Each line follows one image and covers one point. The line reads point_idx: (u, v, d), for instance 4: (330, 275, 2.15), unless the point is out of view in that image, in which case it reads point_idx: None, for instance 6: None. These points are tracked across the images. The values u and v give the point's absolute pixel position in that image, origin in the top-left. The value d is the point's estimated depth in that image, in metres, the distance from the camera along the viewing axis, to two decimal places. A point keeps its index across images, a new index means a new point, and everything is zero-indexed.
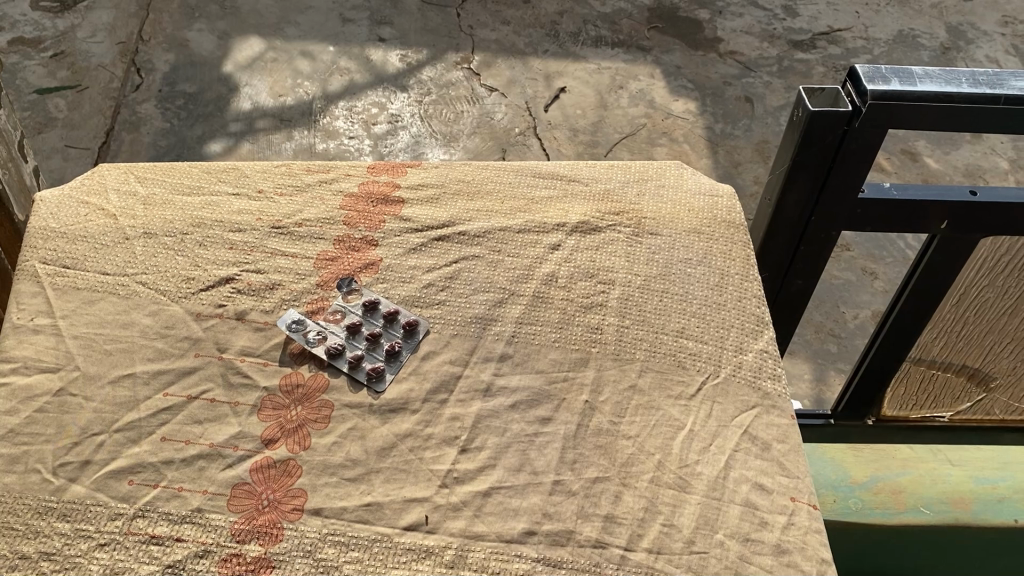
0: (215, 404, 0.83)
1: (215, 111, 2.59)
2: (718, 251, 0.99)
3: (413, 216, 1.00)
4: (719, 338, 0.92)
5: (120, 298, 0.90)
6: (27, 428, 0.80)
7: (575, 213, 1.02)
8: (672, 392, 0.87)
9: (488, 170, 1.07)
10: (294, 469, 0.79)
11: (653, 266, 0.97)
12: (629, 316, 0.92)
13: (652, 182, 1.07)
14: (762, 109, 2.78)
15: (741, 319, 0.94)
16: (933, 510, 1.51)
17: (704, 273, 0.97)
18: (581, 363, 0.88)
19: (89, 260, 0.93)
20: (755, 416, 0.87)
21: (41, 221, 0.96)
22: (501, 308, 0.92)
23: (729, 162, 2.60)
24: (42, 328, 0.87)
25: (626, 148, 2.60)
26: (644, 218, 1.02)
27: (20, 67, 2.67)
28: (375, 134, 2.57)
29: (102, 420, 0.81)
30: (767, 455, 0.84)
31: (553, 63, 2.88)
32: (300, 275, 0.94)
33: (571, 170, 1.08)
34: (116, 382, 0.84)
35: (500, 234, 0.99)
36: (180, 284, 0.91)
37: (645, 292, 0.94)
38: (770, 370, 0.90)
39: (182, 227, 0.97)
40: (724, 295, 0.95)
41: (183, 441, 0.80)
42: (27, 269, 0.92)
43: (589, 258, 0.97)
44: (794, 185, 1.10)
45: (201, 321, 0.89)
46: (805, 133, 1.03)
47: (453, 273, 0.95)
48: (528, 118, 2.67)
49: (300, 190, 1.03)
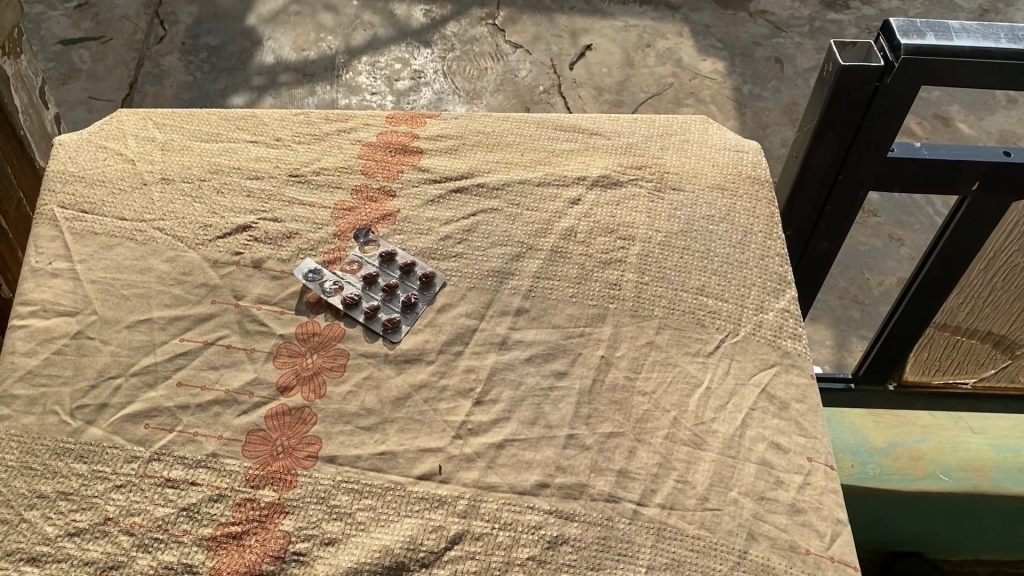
0: (231, 350, 0.83)
1: (237, 64, 2.57)
2: (742, 208, 0.96)
3: (431, 167, 0.98)
4: (739, 296, 0.90)
5: (138, 244, 0.88)
6: (47, 370, 0.81)
7: (596, 166, 0.98)
8: (690, 349, 0.86)
9: (508, 121, 1.04)
10: (309, 416, 0.80)
11: (674, 222, 0.94)
12: (648, 273, 0.90)
13: (677, 136, 1.02)
14: (792, 71, 2.73)
15: (764, 277, 0.91)
16: (953, 477, 1.49)
17: (727, 230, 0.94)
18: (599, 318, 0.87)
19: (108, 204, 0.91)
20: (774, 374, 0.86)
21: (59, 164, 0.94)
22: (519, 262, 0.90)
23: (756, 125, 2.56)
24: (60, 272, 0.86)
25: (652, 107, 2.57)
26: (668, 172, 0.98)
27: (44, 17, 2.66)
28: (398, 90, 2.54)
29: (119, 364, 0.81)
30: (785, 414, 0.83)
31: (579, 20, 2.83)
32: (317, 225, 0.92)
33: (593, 123, 1.04)
34: (132, 327, 0.83)
35: (520, 187, 0.96)
36: (196, 230, 0.90)
37: (665, 248, 0.92)
38: (790, 330, 0.89)
39: (199, 174, 0.95)
40: (747, 253, 0.93)
41: (199, 386, 0.81)
42: (45, 213, 0.90)
43: (609, 213, 0.94)
44: (822, 143, 1.07)
45: (218, 268, 0.87)
46: (836, 90, 1.00)
47: (471, 226, 0.93)
48: (553, 76, 2.63)
49: (318, 139, 1.00)
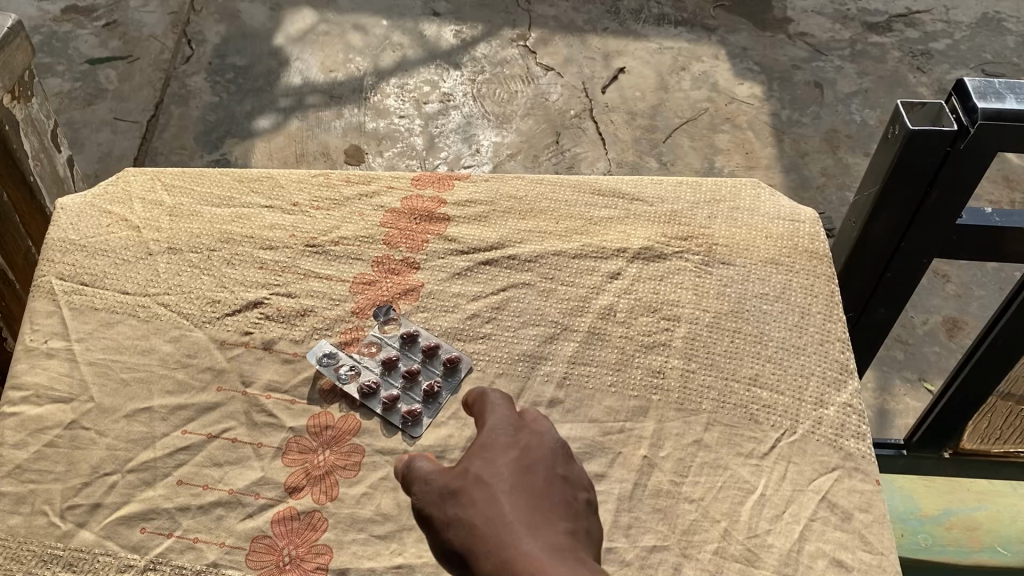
0: (237, 445, 0.76)
1: (264, 86, 2.45)
2: (799, 285, 0.87)
3: (459, 236, 0.90)
4: (796, 388, 0.81)
5: (140, 322, 0.82)
6: (36, 464, 0.74)
7: (638, 236, 0.90)
8: (742, 450, 0.77)
9: (543, 184, 0.96)
10: (319, 522, 0.72)
11: (724, 302, 0.85)
12: (696, 359, 0.82)
13: (726, 202, 0.94)
14: (832, 97, 2.54)
15: (823, 366, 0.83)
16: (1014, 550, 1.39)
17: (783, 311, 0.85)
18: (640, 412, 0.79)
19: (110, 276, 0.84)
20: (836, 480, 0.77)
21: (60, 231, 0.88)
22: (553, 345, 0.82)
23: (794, 152, 2.38)
24: (55, 352, 0.80)
25: (686, 134, 2.41)
26: (717, 244, 0.90)
27: (72, 37, 2.57)
28: (426, 115, 2.40)
29: (115, 458, 0.74)
30: (848, 526, 0.74)
31: (612, 42, 2.67)
32: (334, 301, 0.85)
33: (634, 186, 0.96)
34: (131, 416, 0.77)
35: (555, 259, 0.88)
36: (204, 307, 0.83)
37: (714, 331, 0.83)
38: (853, 428, 0.80)
39: (209, 243, 0.88)
40: (804, 337, 0.84)
41: (201, 486, 0.73)
42: (43, 284, 0.84)
43: (652, 290, 0.86)
44: (884, 207, 0.98)
45: (225, 350, 0.81)
46: (902, 154, 0.92)
47: (501, 303, 0.85)
48: (584, 100, 2.47)
49: (338, 204, 0.93)
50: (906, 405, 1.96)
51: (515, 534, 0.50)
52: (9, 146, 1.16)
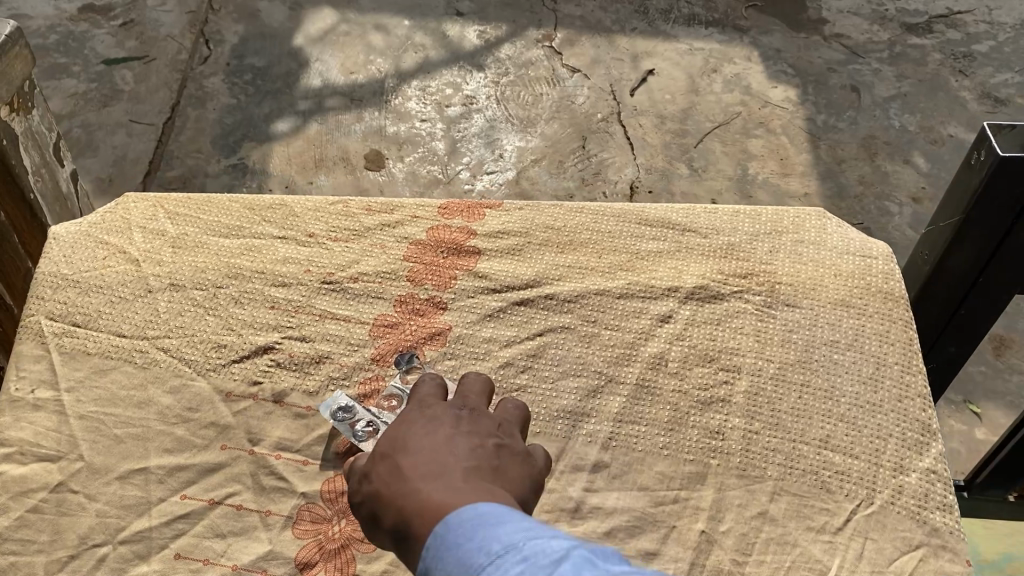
0: (242, 513, 0.67)
1: (284, 87, 2.17)
2: (873, 331, 0.78)
3: (491, 273, 0.81)
4: (873, 451, 0.72)
5: (137, 369, 0.74)
6: (18, 534, 0.66)
7: (691, 273, 0.81)
8: (812, 524, 0.68)
9: (584, 214, 0.87)
10: None
11: (789, 350, 0.76)
12: (758, 418, 0.72)
13: (788, 236, 0.85)
14: (869, 100, 2.20)
15: (901, 427, 0.73)
16: None
17: (856, 361, 0.76)
18: (696, 479, 0.69)
19: (105, 316, 0.76)
20: (919, 560, 0.66)
21: (52, 265, 0.80)
22: (597, 400, 0.73)
23: (831, 159, 2.07)
24: (43, 403, 0.72)
25: (718, 139, 2.10)
26: (779, 283, 0.80)
27: (89, 36, 2.28)
28: (447, 118, 2.12)
29: (104, 528, 0.66)
30: None
31: (641, 43, 2.33)
32: (352, 346, 0.76)
33: (686, 218, 0.86)
34: (124, 478, 0.68)
35: (598, 299, 0.79)
36: (208, 352, 0.75)
37: (778, 384, 0.74)
38: (939, 499, 0.70)
39: (215, 278, 0.80)
40: (881, 392, 0.75)
41: (200, 560, 0.65)
42: (32, 325, 0.76)
43: (708, 335, 0.77)
44: (962, 240, 0.88)
45: (231, 402, 0.72)
46: (988, 182, 0.82)
47: (538, 349, 0.76)
48: (612, 102, 2.17)
49: (358, 235, 0.85)
50: (952, 431, 1.58)
51: (411, 478, 0.52)
52: (9, 162, 1.08)
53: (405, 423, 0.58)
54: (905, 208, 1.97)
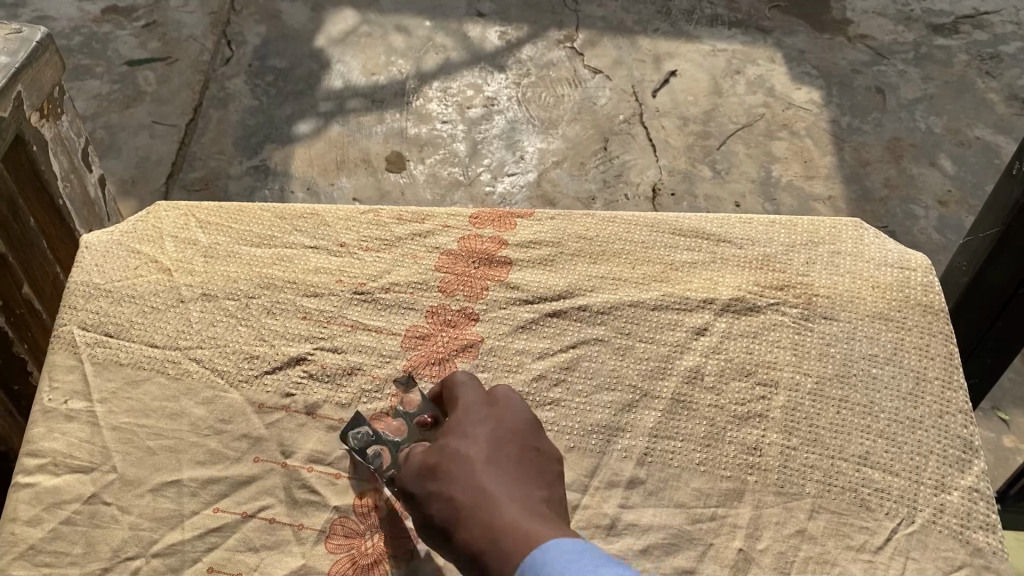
0: (274, 527, 0.67)
1: (305, 89, 2.17)
2: (913, 344, 0.76)
3: (523, 283, 0.80)
4: (914, 469, 0.70)
5: (169, 380, 0.73)
6: (51, 546, 0.66)
7: (726, 284, 0.80)
8: (852, 543, 0.67)
9: (616, 223, 0.86)
10: None
11: (828, 364, 0.75)
12: (796, 434, 0.71)
13: (825, 246, 0.83)
14: (896, 102, 2.18)
15: (943, 443, 0.72)
16: None
17: (896, 376, 0.75)
18: (733, 496, 0.68)
19: (137, 326, 0.76)
20: None
21: (83, 274, 0.79)
22: (631, 414, 0.72)
23: (856, 162, 2.05)
24: (76, 414, 0.72)
25: (743, 142, 2.08)
26: (817, 294, 0.79)
27: (111, 37, 2.28)
28: (469, 119, 2.11)
29: (138, 541, 0.66)
30: None
31: (663, 43, 2.31)
32: (384, 358, 0.75)
33: (720, 226, 0.85)
34: (157, 491, 0.68)
35: (632, 310, 0.78)
36: (240, 364, 0.74)
37: (817, 399, 0.73)
38: (981, 518, 0.69)
39: (247, 288, 0.79)
40: (921, 407, 0.73)
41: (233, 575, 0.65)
42: (63, 334, 0.76)
43: (744, 349, 0.76)
44: (1004, 250, 0.86)
45: (263, 414, 0.72)
46: None
47: (571, 362, 0.75)
48: (634, 104, 2.15)
49: (389, 244, 0.84)
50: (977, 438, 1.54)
51: (492, 501, 0.54)
52: (37, 167, 1.09)
53: (470, 434, 0.59)
54: (931, 211, 1.95)
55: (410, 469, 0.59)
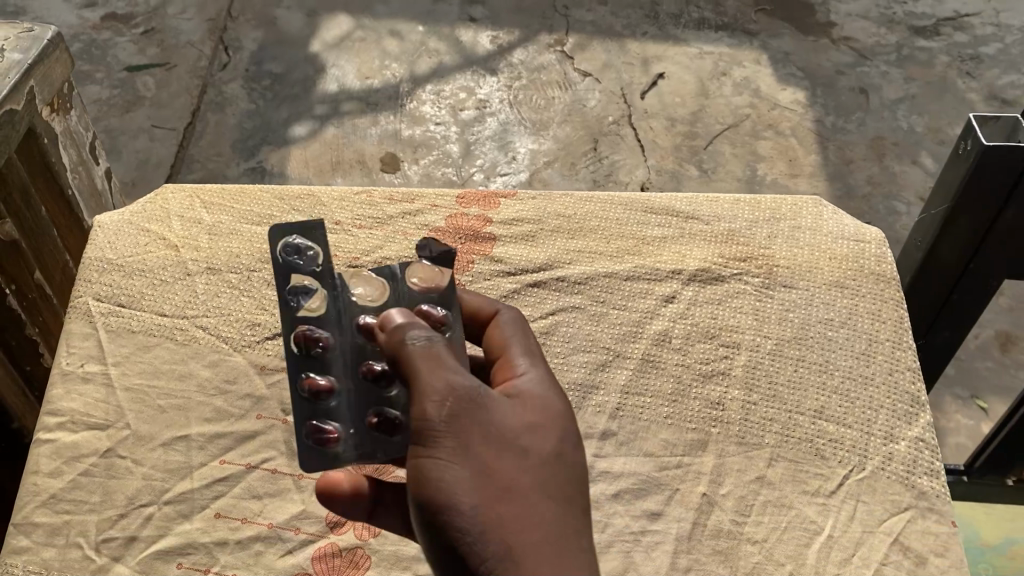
0: (276, 476, 0.73)
1: (300, 92, 2.22)
2: (866, 310, 0.83)
3: (506, 257, 0.86)
4: (866, 421, 0.76)
5: (177, 345, 0.79)
6: (71, 494, 0.72)
7: (694, 257, 0.86)
8: (807, 488, 0.73)
9: (593, 202, 0.92)
10: (362, 559, 0.69)
11: (787, 327, 0.81)
12: (757, 390, 0.77)
13: (786, 221, 0.90)
14: (879, 101, 2.22)
15: (893, 398, 0.78)
16: None
17: (850, 338, 0.81)
18: (698, 446, 0.74)
19: (147, 297, 0.82)
20: (907, 521, 0.72)
21: (97, 251, 0.85)
22: (605, 373, 0.78)
23: (840, 160, 2.11)
24: (92, 376, 0.78)
25: (729, 142, 2.13)
26: (778, 266, 0.85)
27: (110, 44, 2.33)
28: (462, 121, 2.16)
29: (151, 489, 0.72)
30: (922, 572, 0.69)
31: (652, 47, 2.34)
32: None
33: (689, 205, 0.91)
34: (168, 444, 0.74)
35: (606, 280, 0.84)
36: (243, 330, 0.80)
37: (776, 359, 0.79)
38: (926, 465, 0.75)
39: (248, 262, 0.85)
40: (873, 366, 0.79)
41: (239, 519, 0.71)
42: (79, 305, 0.82)
43: (710, 314, 0.82)
44: (955, 226, 0.92)
45: (265, 375, 0.78)
46: (977, 170, 0.86)
47: (550, 327, 0.81)
48: (623, 105, 2.20)
49: (381, 223, 0.90)
50: (957, 425, 1.61)
51: (532, 510, 0.49)
52: (49, 159, 1.15)
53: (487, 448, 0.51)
54: (913, 207, 2.01)
55: (429, 400, 0.51)
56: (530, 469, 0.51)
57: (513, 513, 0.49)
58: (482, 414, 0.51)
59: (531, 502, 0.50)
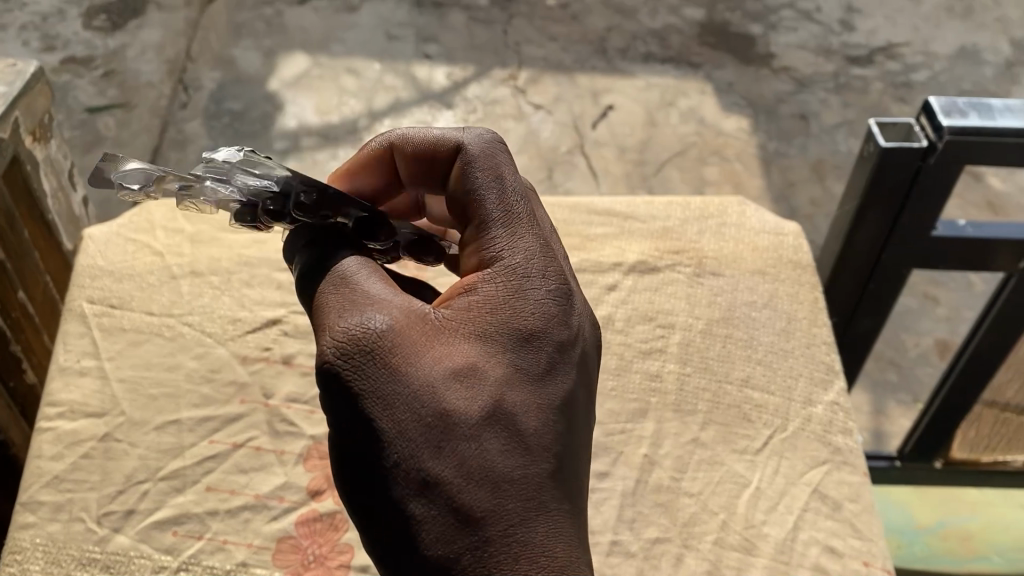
0: (260, 453, 0.81)
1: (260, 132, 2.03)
2: (785, 293, 0.93)
3: None
4: (786, 389, 0.86)
5: (166, 340, 0.87)
6: (72, 476, 0.78)
7: (632, 251, 0.96)
8: (736, 446, 0.82)
9: None
10: (341, 522, 0.77)
11: (715, 309, 0.91)
12: (690, 364, 0.87)
13: (714, 219, 1.00)
14: (819, 127, 2.24)
15: (810, 367, 0.88)
16: (1006, 558, 1.42)
17: (771, 317, 0.91)
18: (639, 414, 0.84)
19: (137, 299, 0.90)
20: (825, 473, 0.81)
21: (88, 259, 0.93)
22: None
23: (782, 182, 2.14)
24: (87, 370, 0.85)
25: (678, 170, 2.12)
26: (706, 257, 0.96)
27: None
28: None
29: (146, 468, 0.79)
30: (839, 515, 0.79)
31: (601, 79, 2.28)
32: None
33: (627, 207, 1.01)
34: (160, 428, 0.81)
35: None
36: (226, 326, 0.89)
37: (707, 336, 0.89)
38: (840, 424, 0.85)
39: (228, 266, 0.93)
40: (792, 341, 0.89)
41: (228, 491, 0.78)
42: (74, 308, 0.89)
43: (647, 300, 0.92)
44: (864, 220, 1.04)
45: (247, 364, 0.86)
46: (876, 169, 0.98)
47: None
48: (575, 133, 2.17)
49: None
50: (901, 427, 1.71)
51: (448, 460, 0.53)
52: (31, 186, 1.22)
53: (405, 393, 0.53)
54: None
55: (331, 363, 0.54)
56: (435, 438, 0.53)
57: (417, 488, 0.52)
58: (380, 383, 0.53)
59: (436, 478, 0.52)
